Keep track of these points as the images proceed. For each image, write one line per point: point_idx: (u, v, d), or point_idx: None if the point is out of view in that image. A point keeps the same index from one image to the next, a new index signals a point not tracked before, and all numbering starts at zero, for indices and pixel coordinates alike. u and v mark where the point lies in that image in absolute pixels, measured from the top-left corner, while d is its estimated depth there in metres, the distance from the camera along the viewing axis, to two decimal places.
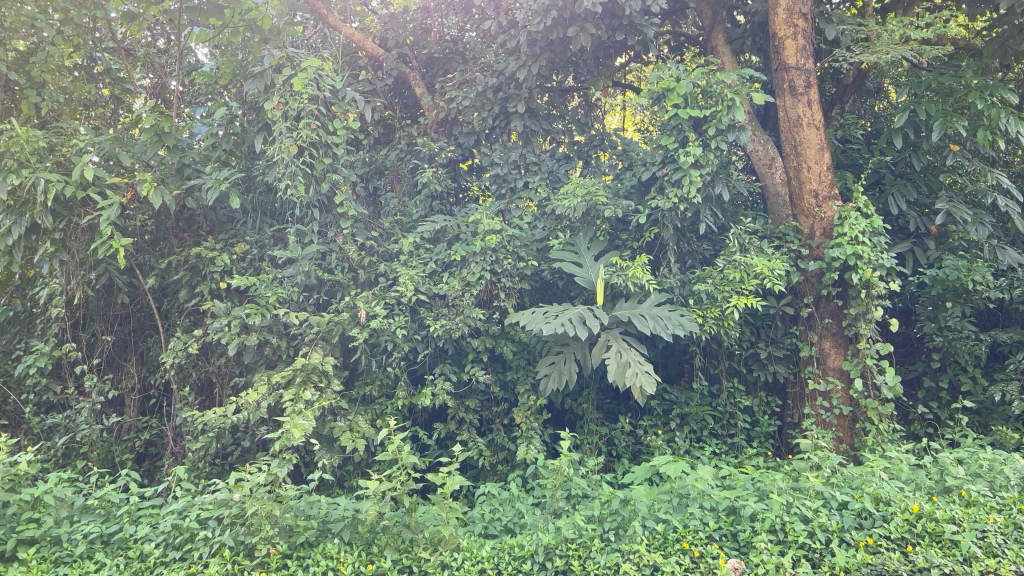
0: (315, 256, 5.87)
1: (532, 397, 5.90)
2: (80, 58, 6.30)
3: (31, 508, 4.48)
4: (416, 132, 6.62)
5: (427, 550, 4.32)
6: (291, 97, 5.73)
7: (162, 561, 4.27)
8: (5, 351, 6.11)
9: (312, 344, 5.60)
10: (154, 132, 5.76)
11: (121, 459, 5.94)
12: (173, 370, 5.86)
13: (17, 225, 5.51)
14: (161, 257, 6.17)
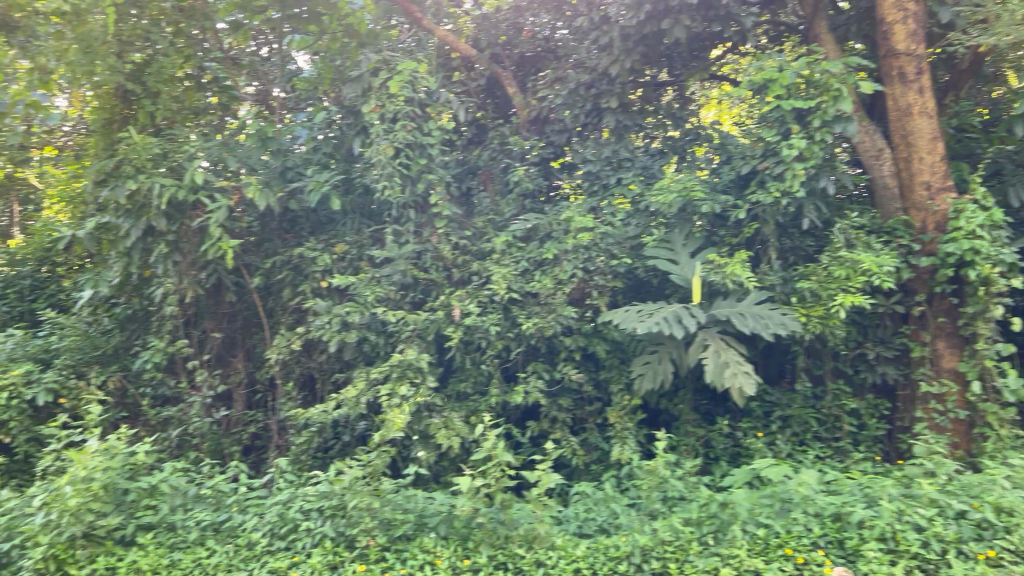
0: (412, 256, 5.97)
1: (627, 396, 5.84)
2: (189, 69, 6.63)
3: (149, 495, 4.73)
4: (508, 131, 6.69)
5: (522, 547, 4.34)
6: (388, 100, 5.85)
7: (268, 550, 4.44)
8: (125, 348, 6.44)
9: (408, 341, 5.71)
10: (259, 138, 6.16)
11: (230, 451, 6.19)
12: (277, 366, 6.08)
13: (135, 228, 5.87)
14: (266, 257, 6.39)
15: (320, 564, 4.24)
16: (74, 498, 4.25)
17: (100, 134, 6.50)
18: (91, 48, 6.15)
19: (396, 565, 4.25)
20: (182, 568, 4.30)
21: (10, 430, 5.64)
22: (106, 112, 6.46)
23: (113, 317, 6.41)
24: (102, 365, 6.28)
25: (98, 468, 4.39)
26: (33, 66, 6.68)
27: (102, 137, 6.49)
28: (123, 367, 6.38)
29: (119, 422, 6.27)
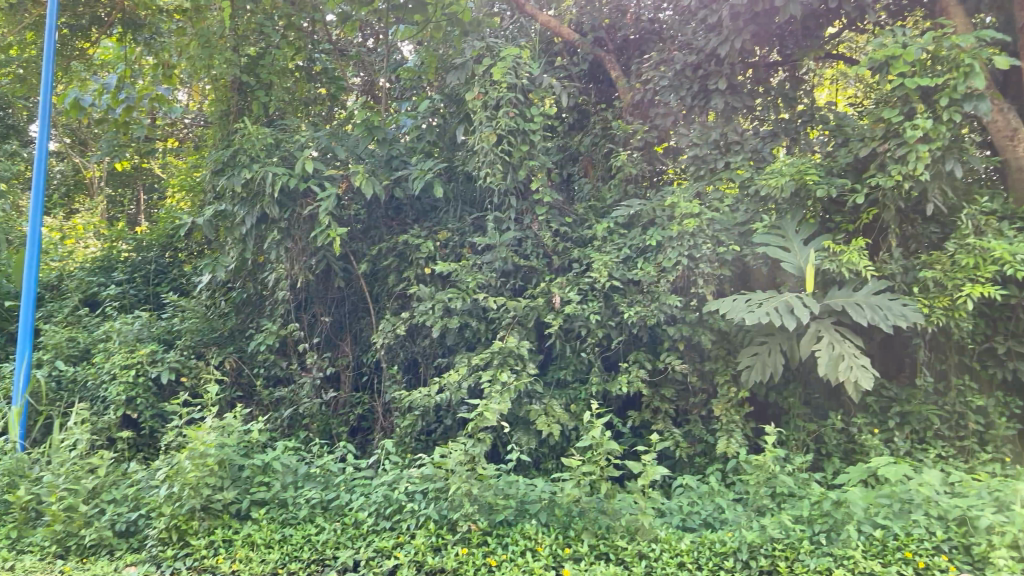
0: (512, 242, 5.97)
1: (733, 388, 5.68)
2: (301, 61, 6.93)
3: (262, 473, 4.95)
4: (611, 116, 6.61)
5: (624, 539, 4.29)
6: (491, 86, 5.80)
7: (374, 529, 4.54)
8: (241, 330, 6.76)
9: (509, 329, 5.71)
10: (366, 127, 6.30)
11: (338, 432, 6.35)
12: (383, 350, 6.21)
13: (249, 215, 6.15)
14: (372, 244, 6.53)
15: (424, 545, 4.28)
16: (194, 473, 4.49)
17: (218, 124, 6.80)
18: (209, 43, 6.45)
19: (498, 550, 4.25)
20: (293, 543, 4.44)
21: (137, 406, 6.01)
22: (223, 104, 6.78)
23: (229, 300, 6.72)
24: (219, 347, 6.63)
25: (214, 445, 4.61)
26: (157, 62, 7.24)
27: (221, 128, 6.80)
28: (238, 349, 6.68)
29: (236, 401, 6.56)
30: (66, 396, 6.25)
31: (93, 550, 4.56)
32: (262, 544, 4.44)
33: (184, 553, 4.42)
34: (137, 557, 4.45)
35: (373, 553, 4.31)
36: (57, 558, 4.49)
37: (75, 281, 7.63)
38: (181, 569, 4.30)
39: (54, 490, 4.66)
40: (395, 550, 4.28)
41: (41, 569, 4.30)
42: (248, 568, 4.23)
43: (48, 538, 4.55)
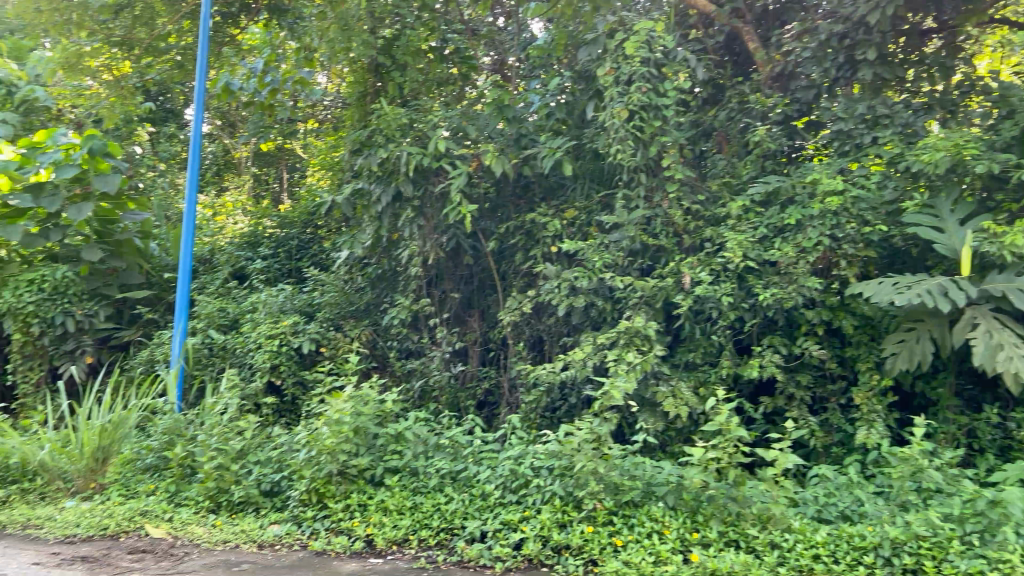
0: (642, 221, 5.80)
1: (876, 376, 5.40)
2: (434, 42, 7.07)
3: (396, 442, 5.11)
4: (749, 89, 6.24)
5: (755, 527, 4.17)
6: (624, 61, 5.68)
7: (501, 502, 4.60)
8: (376, 305, 6.97)
9: (636, 308, 5.63)
10: (496, 106, 6.34)
11: (465, 405, 6.47)
12: (510, 326, 6.27)
13: (385, 193, 6.35)
14: (500, 222, 6.58)
15: (550, 520, 4.31)
16: (330, 439, 4.72)
17: (356, 105, 7.09)
18: (348, 26, 6.73)
19: (624, 531, 4.23)
20: (423, 511, 4.58)
21: (281, 373, 6.38)
22: (361, 85, 7.03)
23: (366, 276, 6.93)
24: (355, 320, 6.89)
25: (350, 412, 4.82)
26: (299, 46, 7.59)
27: (357, 108, 7.06)
28: (373, 322, 6.92)
29: (370, 372, 6.81)
30: (216, 362, 6.66)
31: (241, 507, 4.89)
32: (394, 510, 4.61)
33: (322, 515, 4.68)
34: (280, 515, 4.74)
35: (500, 526, 4.39)
36: (210, 513, 4.87)
37: (225, 255, 8.11)
38: (320, 530, 4.55)
39: (206, 450, 5.01)
40: (522, 524, 4.34)
41: (196, 522, 4.67)
42: (382, 532, 4.43)
43: (201, 493, 4.93)
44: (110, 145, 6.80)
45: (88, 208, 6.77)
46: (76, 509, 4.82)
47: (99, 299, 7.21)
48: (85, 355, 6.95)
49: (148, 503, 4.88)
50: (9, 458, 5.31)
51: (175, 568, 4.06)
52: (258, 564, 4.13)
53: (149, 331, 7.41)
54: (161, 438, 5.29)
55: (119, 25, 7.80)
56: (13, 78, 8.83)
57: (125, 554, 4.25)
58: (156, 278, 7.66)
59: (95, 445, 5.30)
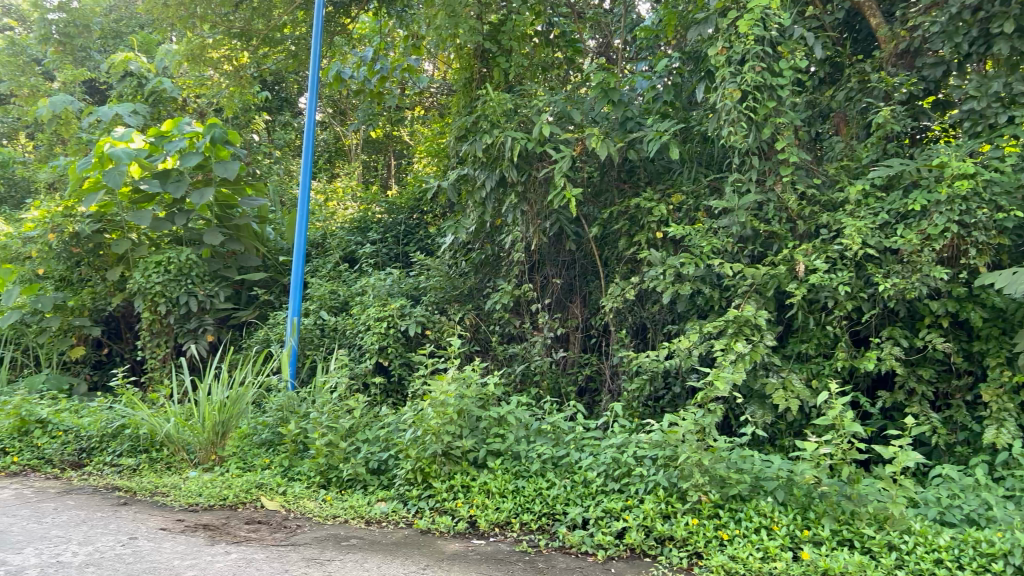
0: (752, 206, 5.60)
1: (1007, 372, 5.05)
2: (540, 26, 7.06)
3: (499, 424, 5.15)
4: (870, 67, 5.96)
5: (871, 526, 3.99)
6: (737, 40, 5.46)
7: (603, 490, 4.56)
8: (478, 289, 7.04)
9: (745, 297, 5.46)
10: (601, 89, 6.19)
11: (566, 390, 6.43)
12: (612, 313, 6.19)
13: (489, 178, 6.39)
14: (604, 207, 6.49)
15: (653, 511, 4.25)
16: (435, 420, 4.83)
17: (462, 91, 7.15)
18: (455, 12, 6.75)
19: (730, 524, 4.11)
20: (526, 495, 4.61)
21: (388, 354, 6.55)
22: (467, 71, 7.08)
23: (470, 261, 6.99)
24: (460, 304, 6.99)
25: (453, 395, 4.91)
26: (407, 33, 7.88)
27: (464, 94, 7.12)
28: (476, 306, 6.99)
29: (473, 355, 6.88)
30: (327, 342, 6.91)
31: (350, 483, 5.04)
32: (497, 492, 4.65)
33: (427, 494, 4.77)
34: (387, 493, 4.86)
35: (602, 514, 4.36)
36: (321, 488, 5.04)
37: (337, 239, 8.36)
38: (425, 509, 4.64)
39: (318, 427, 5.22)
40: (625, 513, 4.29)
41: (308, 496, 4.86)
42: (485, 514, 4.47)
43: (313, 469, 5.12)
44: (230, 133, 7.19)
45: (209, 193, 7.17)
46: (198, 479, 5.10)
47: (219, 281, 7.55)
48: (207, 333, 7.25)
49: (264, 475, 5.11)
50: (139, 429, 5.66)
51: (288, 539, 4.23)
52: (365, 540, 4.25)
53: (264, 312, 7.72)
54: (276, 414, 5.65)
55: (239, 18, 8.16)
56: (144, 71, 9.41)
57: (242, 523, 4.46)
58: (271, 260, 7.99)
59: (216, 419, 5.50)
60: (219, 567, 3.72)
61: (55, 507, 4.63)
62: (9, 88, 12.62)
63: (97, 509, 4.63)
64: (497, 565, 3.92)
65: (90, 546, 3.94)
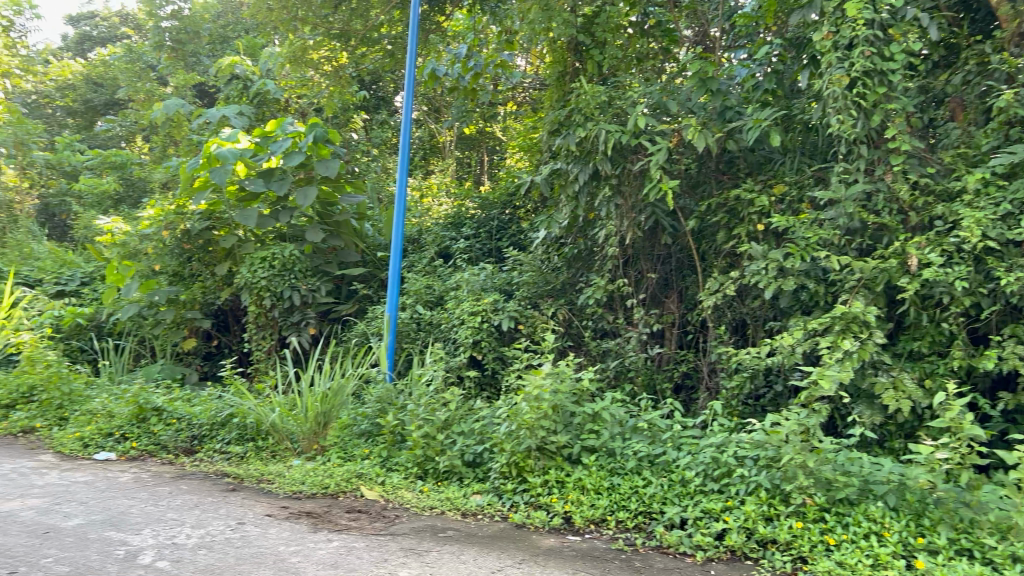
0: (860, 197, 5.36)
1: None
2: (635, 16, 6.95)
3: (593, 421, 5.09)
4: (991, 48, 5.58)
5: (993, 536, 3.76)
6: (844, 23, 5.21)
7: (702, 490, 4.46)
8: (571, 284, 7.01)
9: (853, 292, 5.23)
10: (699, 78, 6.04)
11: (662, 387, 6.33)
12: (711, 309, 6.05)
13: (583, 172, 6.35)
14: (701, 200, 6.33)
15: (755, 512, 4.12)
16: (529, 415, 4.83)
17: (555, 85, 7.23)
18: (548, 6, 6.75)
19: (837, 529, 3.96)
20: (622, 492, 4.56)
21: (482, 348, 6.60)
22: (561, 65, 7.17)
23: (562, 256, 6.95)
24: (553, 299, 6.96)
25: (548, 389, 4.91)
26: (501, 29, 7.95)
27: (557, 88, 7.20)
28: (569, 301, 6.95)
29: (567, 350, 6.85)
30: (422, 335, 7.03)
31: (446, 475, 5.12)
32: (592, 489, 4.61)
33: (522, 488, 4.77)
34: (482, 486, 4.90)
35: (701, 514, 4.26)
36: (418, 479, 5.13)
37: (432, 235, 8.48)
38: (519, 503, 4.66)
39: (415, 419, 5.29)
40: (724, 514, 4.19)
41: (406, 487, 4.95)
42: (580, 511, 4.45)
43: (411, 460, 5.21)
44: (330, 132, 7.37)
45: (312, 192, 7.35)
46: (301, 468, 5.27)
47: (321, 275, 7.80)
48: (309, 327, 7.51)
49: (363, 465, 5.23)
50: (246, 418, 5.89)
51: (387, 529, 4.31)
52: (461, 532, 4.29)
53: (363, 306, 7.92)
54: (375, 405, 5.72)
55: (337, 19, 8.40)
56: (250, 74, 9.89)
57: (343, 512, 4.57)
58: (370, 256, 8.17)
59: (318, 410, 5.71)
60: (321, 555, 3.83)
61: (170, 491, 4.87)
62: (126, 93, 13.35)
63: (208, 494, 4.84)
64: (593, 563, 3.89)
65: (202, 530, 4.12)
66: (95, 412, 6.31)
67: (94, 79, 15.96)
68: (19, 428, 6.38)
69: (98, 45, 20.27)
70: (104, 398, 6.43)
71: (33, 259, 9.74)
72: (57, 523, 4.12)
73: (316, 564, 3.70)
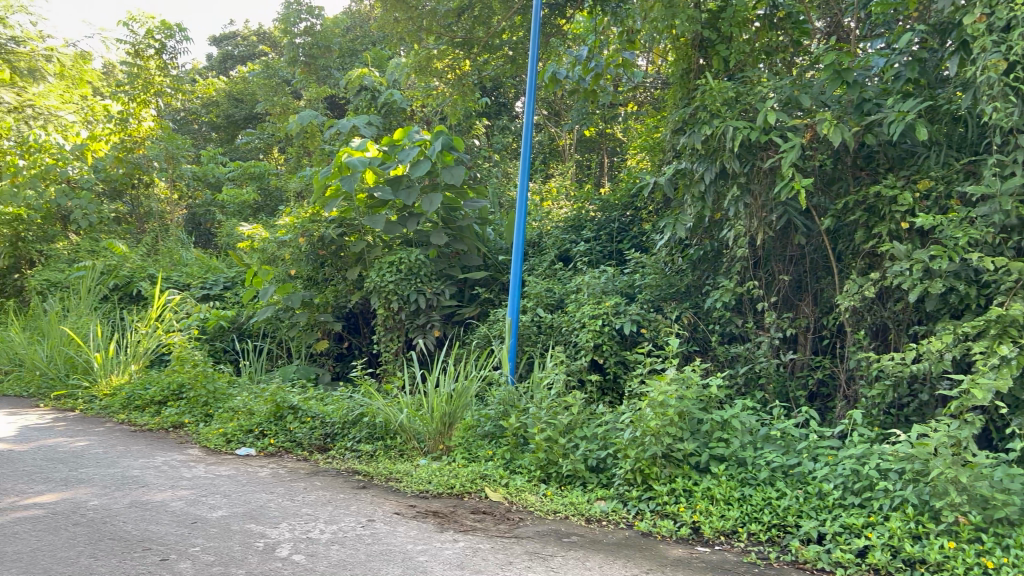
0: (1019, 191, 4.93)
1: None
2: (761, 9, 6.71)
3: (722, 429, 4.94)
4: None
5: None
6: (1000, 4, 4.81)
7: (841, 504, 4.22)
8: (697, 287, 6.80)
9: (1010, 295, 4.82)
10: (834, 71, 5.76)
11: (795, 395, 6.07)
12: (848, 313, 5.73)
13: (709, 171, 6.18)
14: (837, 198, 6.00)
15: (900, 529, 3.86)
16: (654, 421, 4.74)
17: (679, 83, 7.00)
18: (672, 3, 6.57)
19: (996, 551, 3.64)
20: (754, 504, 4.38)
21: (603, 352, 6.52)
22: (684, 62, 6.92)
23: (687, 258, 6.74)
24: (677, 302, 6.80)
25: (673, 396, 4.80)
26: (623, 29, 7.75)
27: (681, 86, 6.98)
28: (695, 304, 6.76)
29: (693, 355, 6.67)
30: (543, 338, 7.01)
31: (569, 479, 5.07)
32: (722, 499, 4.46)
33: (647, 496, 4.66)
34: (606, 492, 4.82)
35: (841, 529, 4.03)
36: (541, 482, 5.10)
37: (552, 238, 8.46)
38: (645, 511, 4.55)
39: (538, 422, 5.32)
40: (867, 530, 3.95)
41: (529, 490, 4.94)
42: (709, 521, 4.30)
43: (534, 462, 5.19)
44: (454, 140, 7.53)
45: (438, 199, 7.50)
46: (428, 467, 5.36)
47: (445, 279, 7.91)
48: (433, 329, 7.62)
49: (487, 467, 5.27)
50: (375, 418, 6.05)
51: (512, 531, 4.32)
52: (586, 538, 4.24)
53: (485, 309, 7.97)
54: (498, 408, 5.76)
55: (461, 27, 8.51)
56: (377, 85, 10.27)
57: (468, 513, 4.62)
58: (492, 260, 8.23)
59: (443, 411, 5.83)
60: (448, 554, 3.87)
61: (304, 487, 5.07)
62: (265, 108, 14.09)
63: (340, 491, 5.00)
64: None
65: (334, 525, 4.26)
66: (237, 410, 6.68)
67: (235, 96, 16.99)
68: (169, 423, 6.80)
69: (239, 63, 21.44)
70: (245, 397, 6.78)
71: (182, 266, 10.43)
72: (203, 514, 4.36)
73: (443, 563, 3.75)
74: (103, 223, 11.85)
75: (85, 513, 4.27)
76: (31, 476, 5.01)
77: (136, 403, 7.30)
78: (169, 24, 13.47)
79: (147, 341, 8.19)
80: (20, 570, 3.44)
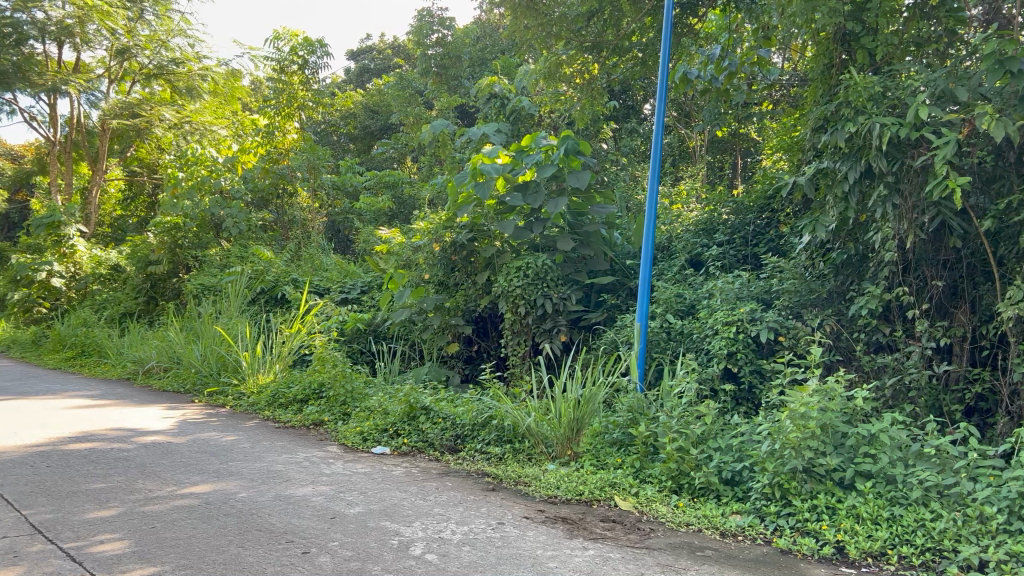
0: None
1: None
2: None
3: (868, 444, 4.65)
4: None
5: None
6: None
7: (1006, 529, 3.88)
8: (840, 293, 6.43)
9: None
10: (994, 60, 5.27)
11: (950, 409, 5.64)
12: (1012, 321, 5.26)
13: (852, 170, 5.93)
14: (999, 197, 5.54)
15: None
16: (795, 433, 4.54)
17: (819, 79, 6.70)
18: None
19: None
20: (905, 525, 4.10)
21: (738, 360, 6.29)
22: (826, 57, 6.64)
23: (829, 262, 6.40)
24: (818, 309, 6.46)
25: (815, 407, 4.59)
26: (758, 26, 7.57)
27: (821, 82, 6.68)
28: (838, 312, 6.41)
29: (836, 365, 6.32)
30: (673, 345, 6.86)
31: (703, 491, 4.92)
32: (869, 519, 4.20)
33: (787, 512, 4.46)
34: (742, 506, 4.64)
35: (1006, 557, 3.70)
36: (673, 493, 4.97)
37: (683, 242, 8.26)
38: (784, 527, 4.34)
39: (668, 431, 5.19)
40: None
41: (659, 501, 4.82)
42: (855, 542, 4.05)
43: (664, 473, 5.07)
44: (580, 144, 7.55)
45: (563, 202, 7.48)
46: (556, 472, 5.35)
47: (572, 284, 7.85)
48: (560, 334, 7.55)
49: (617, 475, 5.18)
50: (504, 421, 6.11)
51: (642, 542, 4.23)
52: (721, 552, 4.09)
53: (612, 314, 7.85)
54: (627, 415, 5.65)
55: (590, 32, 8.50)
56: (506, 92, 10.53)
57: (598, 521, 4.56)
58: (619, 265, 8.14)
59: (571, 416, 5.85)
60: (578, 562, 3.84)
61: (436, 487, 5.16)
62: (399, 118, 14.62)
63: (471, 492, 5.07)
64: None
65: (465, 527, 4.31)
66: (373, 409, 6.93)
67: (371, 107, 17.70)
68: (311, 421, 7.12)
69: (375, 75, 22.37)
70: (381, 397, 7.03)
71: (322, 271, 10.91)
72: (342, 509, 4.53)
73: (573, 571, 3.71)
74: (251, 230, 12.58)
75: (235, 505, 4.53)
76: (189, 467, 5.38)
77: (280, 401, 7.69)
78: (310, 40, 14.16)
79: (290, 343, 8.62)
80: (177, 555, 3.68)
